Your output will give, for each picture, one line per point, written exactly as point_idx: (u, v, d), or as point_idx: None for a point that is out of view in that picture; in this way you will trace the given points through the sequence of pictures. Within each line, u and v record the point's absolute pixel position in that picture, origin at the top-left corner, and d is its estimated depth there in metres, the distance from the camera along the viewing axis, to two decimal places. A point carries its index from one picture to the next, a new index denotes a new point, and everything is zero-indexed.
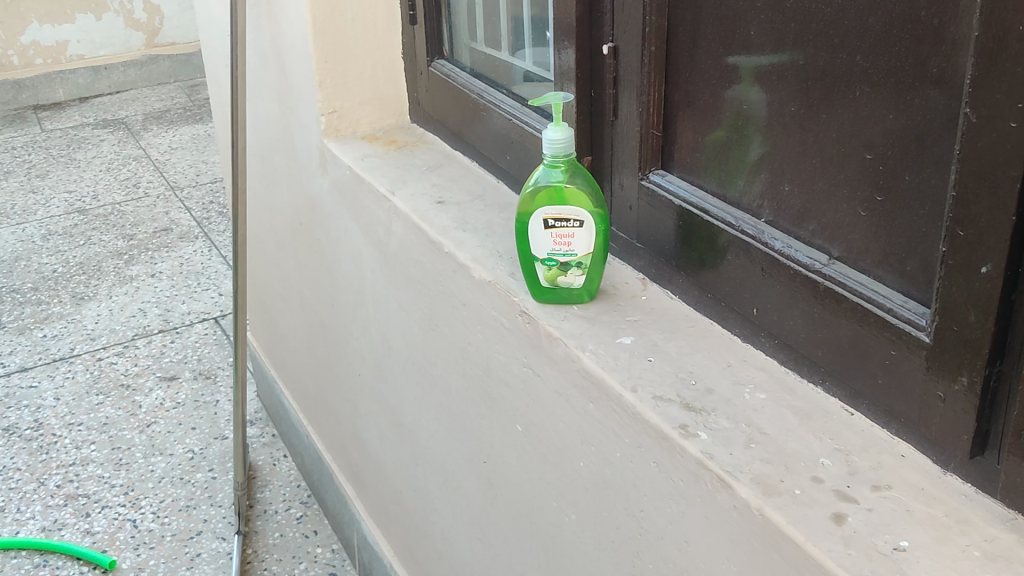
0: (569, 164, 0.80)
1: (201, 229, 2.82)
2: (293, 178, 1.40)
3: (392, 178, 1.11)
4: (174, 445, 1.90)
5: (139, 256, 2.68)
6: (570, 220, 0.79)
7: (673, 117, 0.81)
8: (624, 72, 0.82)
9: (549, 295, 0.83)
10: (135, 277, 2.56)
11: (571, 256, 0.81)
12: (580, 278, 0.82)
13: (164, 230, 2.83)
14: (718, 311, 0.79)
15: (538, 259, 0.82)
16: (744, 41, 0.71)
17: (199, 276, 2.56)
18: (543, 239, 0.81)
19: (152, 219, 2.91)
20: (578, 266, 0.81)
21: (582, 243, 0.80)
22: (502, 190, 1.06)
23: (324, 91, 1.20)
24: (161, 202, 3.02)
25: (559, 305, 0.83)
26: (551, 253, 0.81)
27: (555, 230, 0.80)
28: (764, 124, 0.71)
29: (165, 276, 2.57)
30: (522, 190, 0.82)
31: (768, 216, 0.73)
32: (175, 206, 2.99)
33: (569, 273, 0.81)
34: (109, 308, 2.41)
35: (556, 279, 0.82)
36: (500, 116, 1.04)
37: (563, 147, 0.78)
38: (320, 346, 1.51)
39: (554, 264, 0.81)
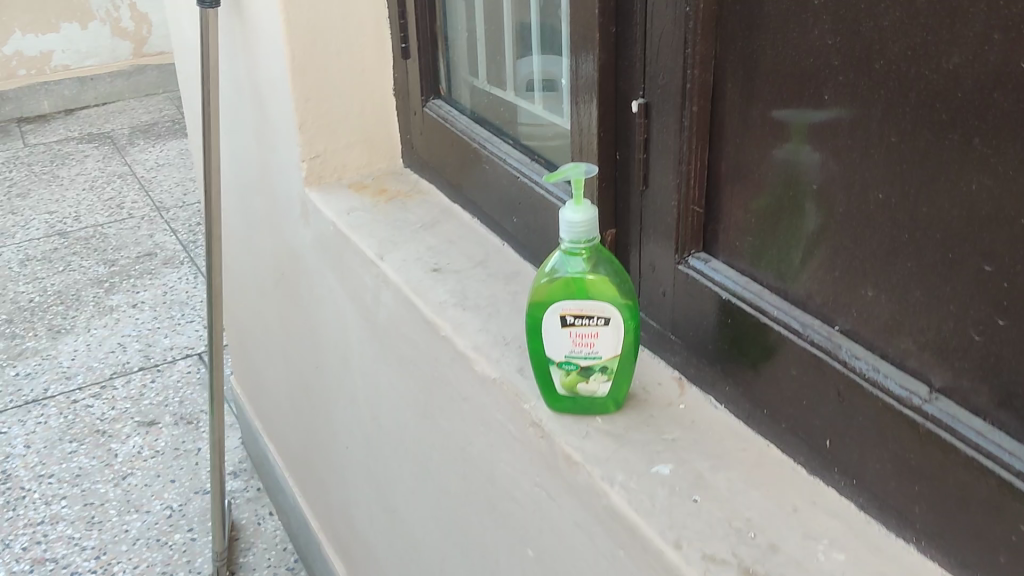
0: (592, 250, 0.65)
1: (187, 253, 2.67)
2: (273, 225, 1.26)
3: (381, 239, 0.96)
4: (151, 501, 1.77)
5: (120, 284, 2.53)
6: (593, 317, 0.65)
7: (718, 192, 0.66)
8: (657, 133, 0.67)
9: (568, 403, 0.68)
10: (115, 308, 2.42)
11: (594, 359, 0.66)
12: (605, 385, 0.67)
13: (148, 255, 2.69)
14: (776, 430, 0.64)
15: (553, 362, 0.67)
16: (815, 107, 0.56)
17: (183, 306, 2.41)
18: (560, 339, 0.66)
19: (135, 242, 2.76)
20: (602, 371, 0.66)
21: (607, 343, 0.65)
22: (508, 254, 0.92)
23: (305, 134, 1.05)
24: (145, 224, 2.87)
25: (580, 415, 0.69)
26: (570, 354, 0.66)
27: (575, 329, 0.65)
28: (839, 210, 0.57)
29: (147, 307, 2.42)
30: (535, 278, 0.68)
31: (842, 325, 0.58)
32: (160, 228, 2.85)
33: (592, 378, 0.67)
34: (87, 343, 2.27)
35: (576, 386, 0.67)
36: (505, 171, 0.89)
37: (585, 231, 0.64)
38: (303, 408, 1.37)
39: (573, 368, 0.67)
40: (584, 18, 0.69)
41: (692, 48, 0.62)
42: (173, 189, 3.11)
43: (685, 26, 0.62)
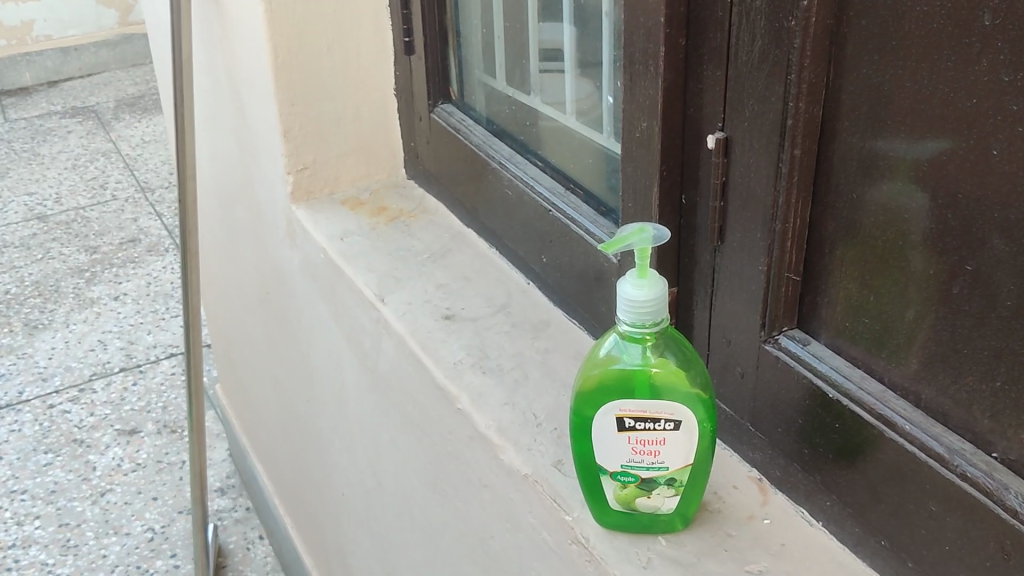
0: (659, 335, 0.50)
1: (173, 240, 2.52)
2: (259, 239, 1.11)
3: (382, 273, 0.81)
4: (130, 522, 1.64)
5: (102, 274, 2.38)
6: (660, 422, 0.49)
7: (822, 257, 0.51)
8: (740, 178, 0.52)
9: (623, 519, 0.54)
10: (96, 301, 2.26)
11: (658, 471, 0.51)
12: (671, 500, 0.53)
13: (132, 241, 2.53)
14: (897, 566, 0.50)
15: (606, 472, 0.52)
16: (980, 163, 0.41)
17: (168, 299, 2.26)
18: (614, 445, 0.51)
19: (119, 228, 2.61)
20: (669, 484, 0.52)
21: (677, 453, 0.50)
22: (535, 298, 0.77)
23: (290, 144, 0.90)
24: (130, 207, 2.71)
25: (638, 533, 0.54)
26: (627, 465, 0.51)
27: (635, 434, 0.50)
28: (1006, 303, 0.42)
29: (130, 299, 2.27)
30: (582, 363, 0.52)
31: (1004, 453, 0.44)
32: (145, 211, 2.69)
33: (656, 494, 0.52)
34: (65, 340, 2.12)
35: (635, 501, 0.53)
36: (530, 200, 0.74)
37: (654, 315, 0.48)
38: (292, 438, 1.22)
39: (632, 480, 0.52)
40: (646, 27, 0.53)
41: (796, 74, 0.47)
42: (159, 168, 2.95)
43: (787, 44, 0.46)
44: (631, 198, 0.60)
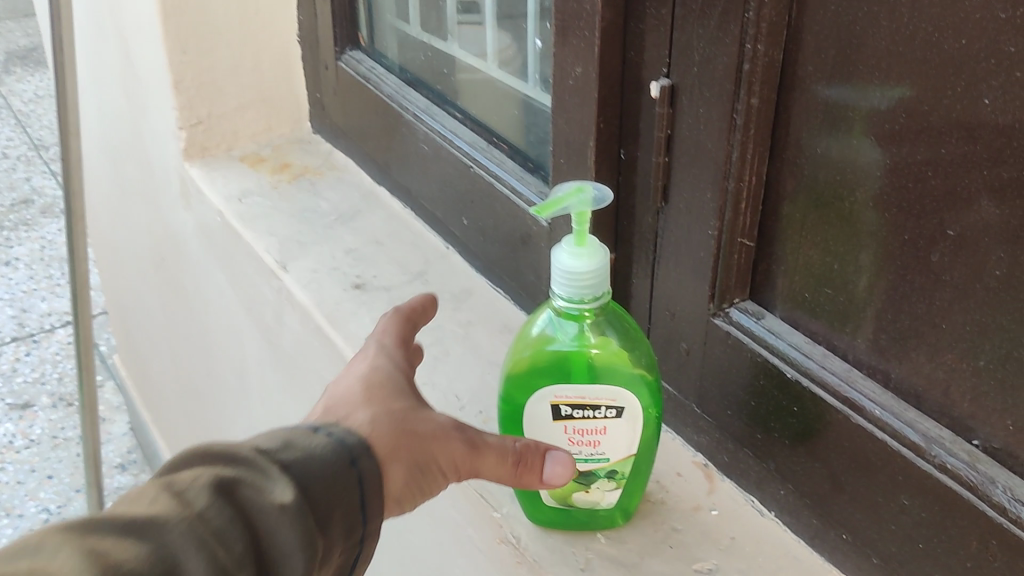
0: (599, 311, 0.44)
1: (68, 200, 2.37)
2: (152, 199, 1.01)
3: (285, 238, 0.73)
4: (24, 503, 1.54)
5: None
6: (601, 409, 0.44)
7: (781, 220, 0.45)
8: (688, 131, 0.46)
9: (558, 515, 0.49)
10: None
11: (599, 463, 0.46)
12: (613, 493, 0.47)
13: (23, 201, 2.37)
14: (859, 562, 0.45)
15: None
16: (966, 115, 0.35)
17: (63, 263, 2.12)
18: (549, 436, 0.45)
19: (9, 187, 2.44)
20: (610, 477, 0.46)
21: (619, 442, 0.45)
22: (455, 264, 0.70)
23: (182, 96, 0.81)
24: (21, 165, 2.54)
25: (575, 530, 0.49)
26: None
27: (572, 423, 0.44)
28: (993, 273, 0.36)
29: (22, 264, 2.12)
30: (512, 342, 0.46)
31: (986, 441, 0.39)
32: (37, 169, 2.52)
33: (596, 489, 0.47)
34: None
35: (572, 497, 0.47)
36: (448, 156, 0.67)
37: (595, 289, 0.42)
38: (195, 414, 1.14)
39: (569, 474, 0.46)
40: None
41: (754, 11, 0.40)
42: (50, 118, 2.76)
43: None
44: (563, 154, 0.53)
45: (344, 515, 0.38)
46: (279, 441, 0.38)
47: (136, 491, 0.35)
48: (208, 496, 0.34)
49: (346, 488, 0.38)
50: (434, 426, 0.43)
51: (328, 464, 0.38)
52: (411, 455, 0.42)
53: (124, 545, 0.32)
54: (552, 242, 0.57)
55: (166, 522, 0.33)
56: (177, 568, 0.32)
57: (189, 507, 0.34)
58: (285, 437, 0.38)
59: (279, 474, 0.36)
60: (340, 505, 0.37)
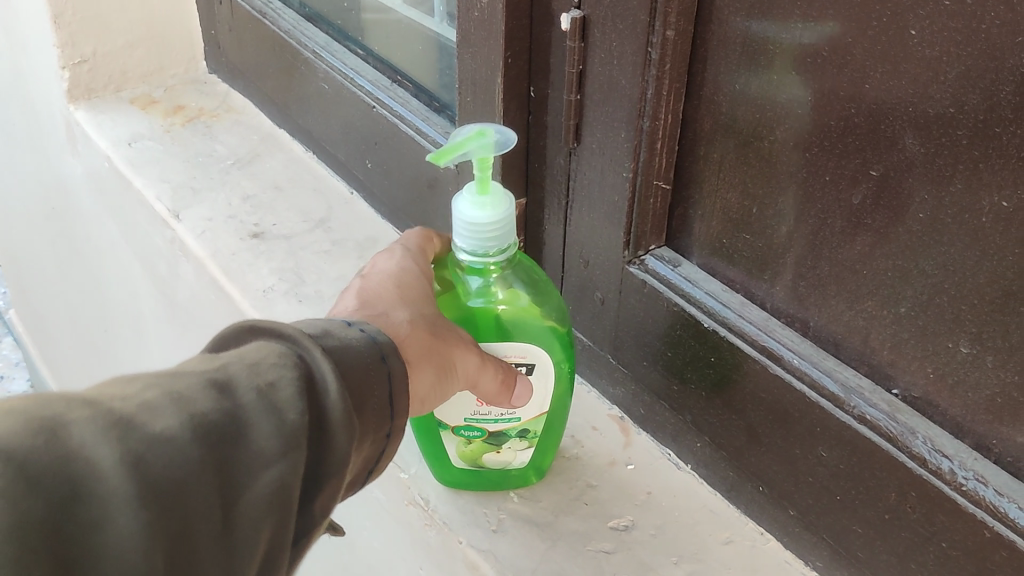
0: (507, 266, 0.41)
1: None
2: (37, 145, 0.95)
3: (177, 184, 0.69)
4: None
5: None
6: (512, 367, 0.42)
7: (697, 161, 0.43)
8: (599, 67, 0.43)
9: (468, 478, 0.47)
10: None
11: (510, 423, 0.44)
12: (524, 452, 0.46)
13: None
14: (776, 516, 0.44)
15: (449, 425, 0.44)
16: (891, 47, 0.33)
17: None
18: (459, 397, 0.43)
19: None
20: (521, 437, 0.45)
21: (531, 400, 0.43)
22: (360, 210, 0.67)
23: (63, 33, 0.75)
24: None
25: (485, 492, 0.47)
26: (472, 420, 0.44)
27: None
28: (917, 216, 0.35)
29: None
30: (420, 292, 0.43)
31: (906, 389, 0.38)
32: None
33: (507, 449, 0.45)
34: None
35: (482, 459, 0.45)
36: (349, 95, 0.63)
37: (497, 242, 0.40)
38: (94, 370, 1.09)
39: (479, 435, 0.44)
40: None
41: None
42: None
43: None
44: (470, 92, 0.50)
45: (377, 406, 0.35)
46: (315, 330, 0.35)
47: (194, 359, 0.32)
48: (258, 362, 0.32)
49: (372, 388, 0.34)
50: (457, 332, 0.40)
51: (360, 361, 0.34)
52: (442, 353, 0.39)
53: (197, 400, 0.29)
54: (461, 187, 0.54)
55: (235, 385, 0.30)
56: (241, 428, 0.30)
57: (252, 373, 0.31)
58: (320, 327, 0.35)
59: (328, 355, 0.34)
60: (376, 398, 0.35)
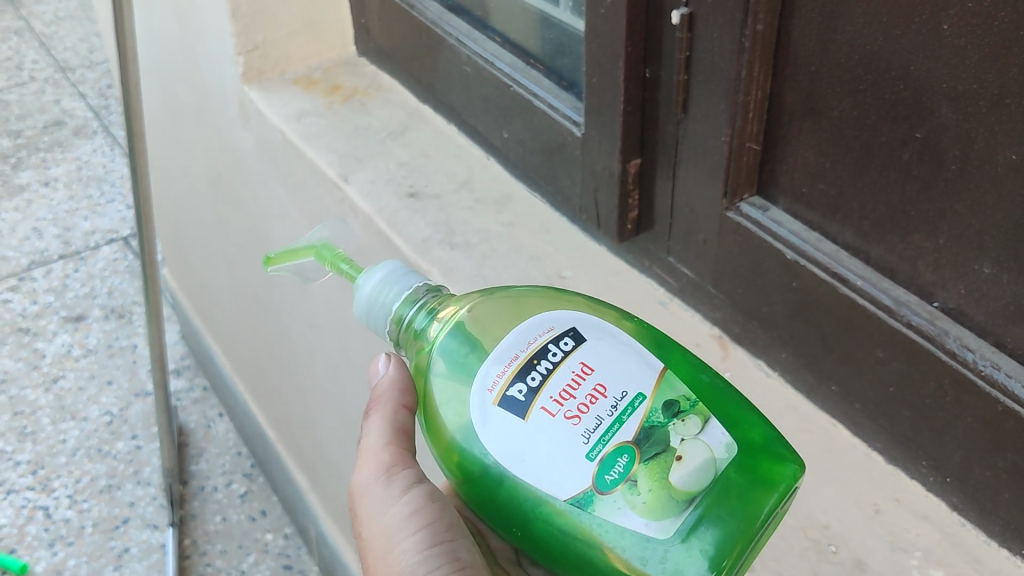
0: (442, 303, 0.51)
1: (66, 76, 2.36)
2: (207, 117, 1.10)
3: (344, 153, 0.82)
4: (87, 406, 1.60)
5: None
6: (553, 349, 0.45)
7: (780, 127, 0.54)
8: (703, 53, 0.54)
9: (709, 529, 0.43)
10: (12, 157, 2.11)
11: (635, 414, 0.43)
12: (706, 434, 0.44)
13: (21, 83, 2.34)
14: (845, 409, 0.55)
15: (603, 492, 0.43)
16: (930, 36, 0.44)
17: (86, 164, 2.11)
18: (558, 431, 0.43)
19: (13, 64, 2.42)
20: (675, 419, 0.44)
21: (611, 372, 0.44)
22: (495, 173, 0.80)
23: (239, 24, 0.89)
24: (23, 41, 2.52)
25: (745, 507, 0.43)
26: (599, 453, 0.43)
27: (548, 395, 0.44)
28: (951, 167, 0.45)
29: (50, 160, 2.12)
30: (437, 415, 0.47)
31: (944, 302, 0.48)
32: (35, 46, 2.49)
33: (682, 448, 0.43)
34: None
35: (676, 487, 0.43)
36: (490, 76, 0.75)
37: (402, 293, 0.51)
38: (251, 316, 1.24)
39: (636, 459, 0.43)
40: None
41: None
42: (66, 7, 2.68)
43: None
44: (596, 74, 0.61)
45: None
46: None
47: None
48: None
49: None
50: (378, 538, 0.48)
51: None
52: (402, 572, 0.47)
53: None
54: (586, 150, 0.66)
55: None
56: None
57: None
58: None
59: None
60: None
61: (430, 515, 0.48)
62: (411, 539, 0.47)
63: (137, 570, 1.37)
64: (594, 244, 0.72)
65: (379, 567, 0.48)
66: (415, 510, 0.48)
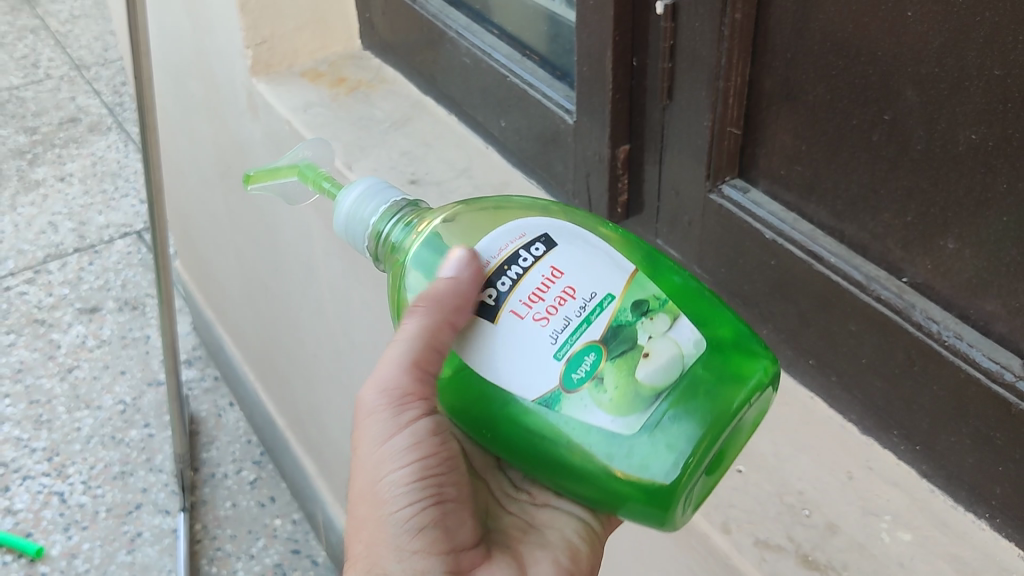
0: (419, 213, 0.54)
1: (81, 75, 2.40)
2: (217, 110, 1.12)
3: (348, 142, 0.85)
4: (101, 396, 1.64)
5: (16, 120, 2.24)
6: (523, 254, 0.47)
7: (759, 112, 0.56)
8: (687, 41, 0.57)
9: (676, 426, 0.45)
10: (29, 153, 2.15)
11: (603, 314, 0.46)
12: (673, 330, 0.46)
13: (37, 81, 2.38)
14: (822, 382, 0.58)
15: (570, 387, 0.45)
16: (894, 23, 0.46)
17: (101, 160, 2.14)
18: (527, 330, 0.45)
19: (29, 61, 2.46)
20: (643, 317, 0.46)
21: (579, 276, 0.47)
22: (494, 161, 0.83)
23: (248, 18, 0.91)
24: (38, 39, 2.55)
25: (712, 402, 0.46)
26: (567, 351, 0.45)
27: (518, 297, 0.46)
28: (917, 148, 0.48)
29: (65, 156, 2.15)
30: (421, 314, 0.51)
31: (912, 278, 0.51)
32: (50, 44, 2.53)
33: (649, 345, 0.46)
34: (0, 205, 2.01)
35: (641, 382, 0.45)
36: (488, 67, 0.78)
37: (377, 210, 0.54)
38: (260, 304, 1.27)
39: (603, 356, 0.45)
40: None
41: None
42: (81, 6, 2.72)
43: None
44: (586, 63, 0.64)
45: None
46: None
47: None
48: None
49: None
50: (375, 457, 0.51)
51: None
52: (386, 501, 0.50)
53: None
54: (578, 137, 0.68)
55: None
56: None
57: None
58: None
59: None
60: None
61: (427, 448, 0.50)
62: (403, 475, 0.50)
63: (149, 554, 1.40)
64: None
65: (368, 484, 0.51)
66: (416, 444, 0.50)
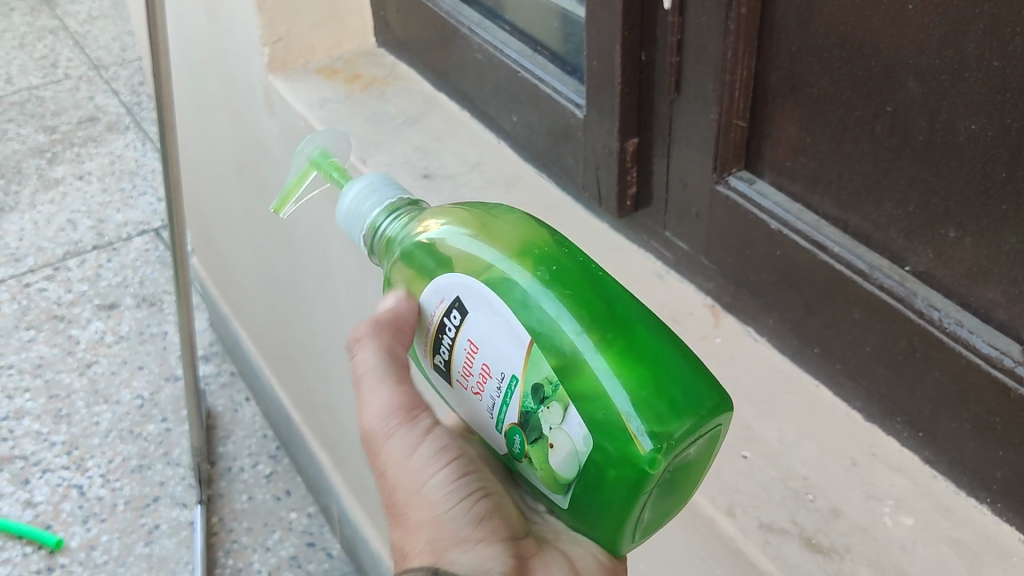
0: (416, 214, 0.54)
1: (99, 75, 2.43)
2: (234, 107, 1.14)
3: (363, 138, 0.87)
4: (119, 391, 1.66)
5: (34, 119, 2.27)
6: (449, 326, 0.49)
7: (765, 104, 0.57)
8: (694, 35, 0.58)
9: (595, 505, 0.46)
10: (48, 152, 2.17)
11: (514, 396, 0.46)
12: (568, 426, 0.44)
13: (55, 81, 2.41)
14: (828, 370, 0.59)
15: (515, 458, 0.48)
16: (896, 16, 0.47)
17: (118, 158, 2.16)
18: (472, 401, 0.49)
19: (47, 61, 2.48)
20: (543, 405, 0.45)
21: (491, 353, 0.46)
22: (506, 155, 0.84)
23: (265, 16, 0.93)
24: (56, 39, 2.58)
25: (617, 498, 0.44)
26: (503, 427, 0.47)
27: (458, 368, 0.49)
28: (918, 139, 0.48)
29: (83, 154, 2.18)
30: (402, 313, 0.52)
31: (915, 266, 0.52)
32: (68, 44, 2.55)
33: (552, 436, 0.45)
34: (20, 202, 2.04)
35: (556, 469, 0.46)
36: (500, 63, 0.79)
37: (378, 205, 0.55)
38: (276, 300, 1.29)
39: (525, 442, 0.46)
40: None
41: None
42: (99, 7, 2.74)
43: None
44: (596, 57, 0.65)
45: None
46: None
47: None
48: None
49: None
50: (412, 468, 0.51)
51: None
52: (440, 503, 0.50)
53: None
54: (588, 131, 0.70)
55: None
56: None
57: None
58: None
59: None
60: None
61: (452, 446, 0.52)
62: (445, 473, 0.50)
63: (166, 546, 1.42)
64: (596, 221, 0.75)
65: (416, 494, 0.50)
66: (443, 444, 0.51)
